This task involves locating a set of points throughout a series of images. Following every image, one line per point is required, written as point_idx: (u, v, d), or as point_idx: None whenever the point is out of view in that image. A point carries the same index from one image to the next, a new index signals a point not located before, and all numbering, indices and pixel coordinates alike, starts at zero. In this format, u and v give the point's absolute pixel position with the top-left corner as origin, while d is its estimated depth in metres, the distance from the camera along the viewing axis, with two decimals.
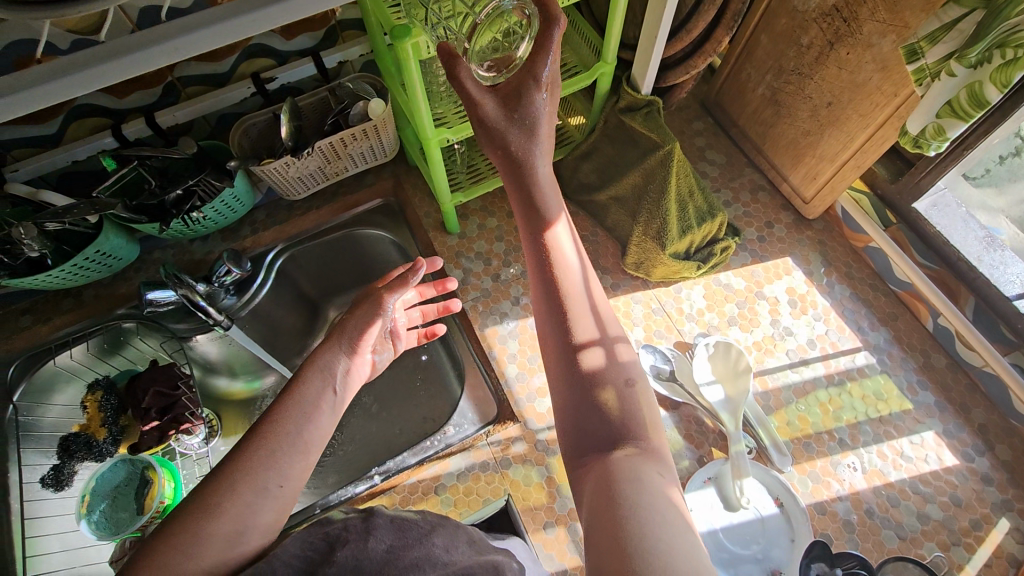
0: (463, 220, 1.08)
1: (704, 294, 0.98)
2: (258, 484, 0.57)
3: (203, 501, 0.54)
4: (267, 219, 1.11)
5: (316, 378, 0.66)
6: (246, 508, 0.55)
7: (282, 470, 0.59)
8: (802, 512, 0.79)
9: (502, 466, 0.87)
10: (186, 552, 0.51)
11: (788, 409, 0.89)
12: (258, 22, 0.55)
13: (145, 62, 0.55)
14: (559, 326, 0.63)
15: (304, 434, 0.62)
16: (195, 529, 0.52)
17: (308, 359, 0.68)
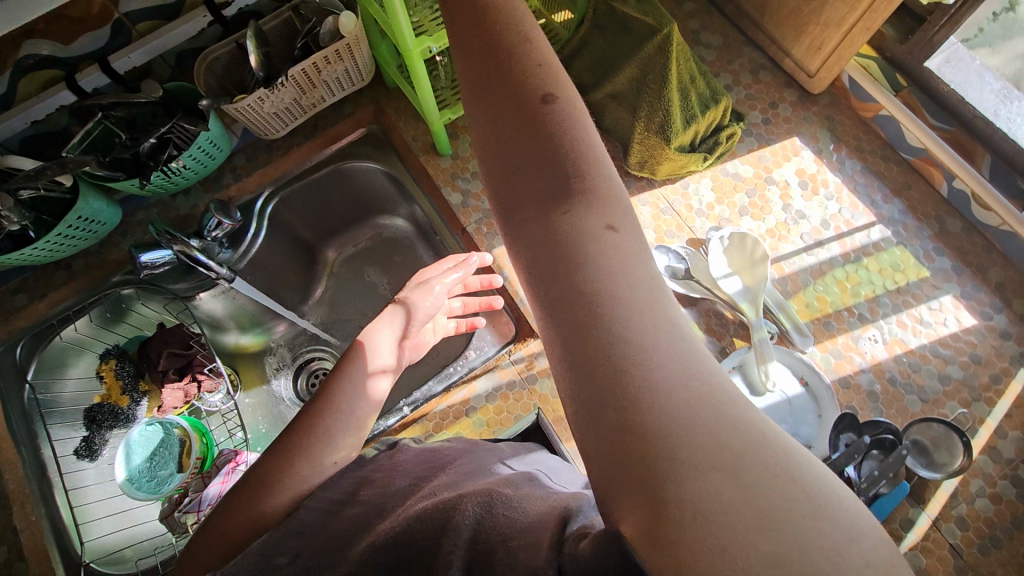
0: (454, 140, 1.03)
1: (712, 187, 0.95)
2: (316, 460, 0.57)
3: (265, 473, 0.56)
4: (248, 164, 1.05)
5: (366, 358, 0.64)
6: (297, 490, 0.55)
7: (332, 445, 0.58)
8: (827, 388, 0.81)
9: (528, 382, 0.88)
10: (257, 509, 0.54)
11: (807, 291, 0.88)
12: None
13: None
14: (490, 110, 0.51)
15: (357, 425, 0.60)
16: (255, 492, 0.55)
17: (356, 347, 0.65)
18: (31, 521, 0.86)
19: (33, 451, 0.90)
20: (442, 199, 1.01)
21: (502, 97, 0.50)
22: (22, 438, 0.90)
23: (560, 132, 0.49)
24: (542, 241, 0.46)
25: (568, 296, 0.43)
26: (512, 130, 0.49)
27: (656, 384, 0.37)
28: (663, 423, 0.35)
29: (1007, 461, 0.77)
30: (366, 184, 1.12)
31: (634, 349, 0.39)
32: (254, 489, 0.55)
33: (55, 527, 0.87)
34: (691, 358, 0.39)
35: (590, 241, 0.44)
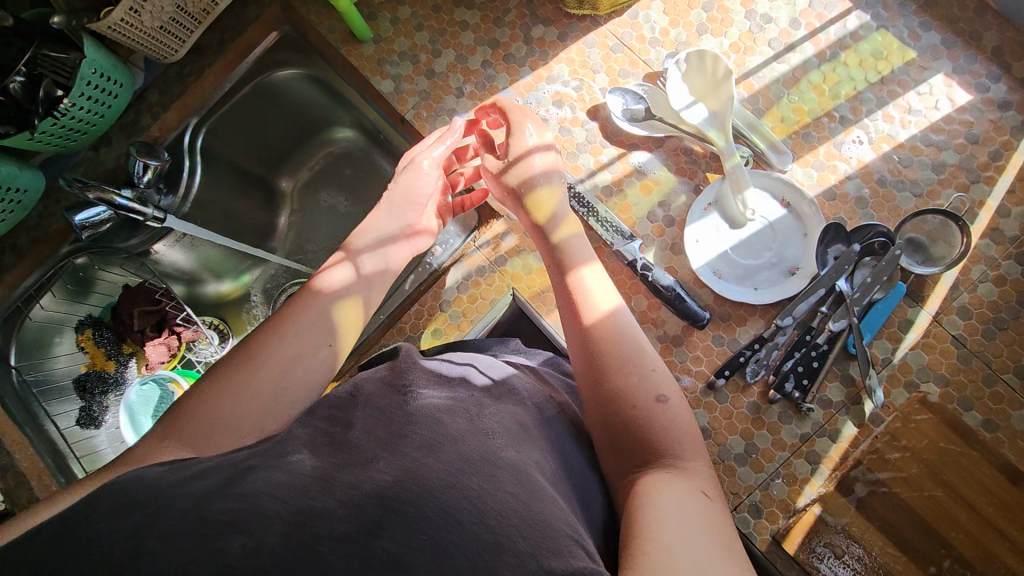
0: (371, 21, 0.92)
1: (664, 9, 0.84)
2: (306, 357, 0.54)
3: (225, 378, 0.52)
4: (163, 99, 0.97)
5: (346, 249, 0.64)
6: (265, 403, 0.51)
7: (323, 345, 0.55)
8: (810, 203, 0.75)
9: (499, 265, 0.85)
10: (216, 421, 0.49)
11: (781, 105, 0.80)
12: None
13: None
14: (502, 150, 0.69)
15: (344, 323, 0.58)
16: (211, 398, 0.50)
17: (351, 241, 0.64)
18: (54, 490, 0.89)
19: (37, 430, 0.91)
20: (373, 91, 0.92)
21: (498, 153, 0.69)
22: (24, 419, 0.91)
23: (532, 171, 0.67)
24: (590, 382, 0.53)
25: (608, 419, 0.51)
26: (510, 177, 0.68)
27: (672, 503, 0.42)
28: (665, 532, 0.40)
29: (1011, 241, 0.72)
30: (294, 95, 1.02)
31: (634, 374, 0.51)
32: (207, 398, 0.50)
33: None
34: (677, 407, 0.51)
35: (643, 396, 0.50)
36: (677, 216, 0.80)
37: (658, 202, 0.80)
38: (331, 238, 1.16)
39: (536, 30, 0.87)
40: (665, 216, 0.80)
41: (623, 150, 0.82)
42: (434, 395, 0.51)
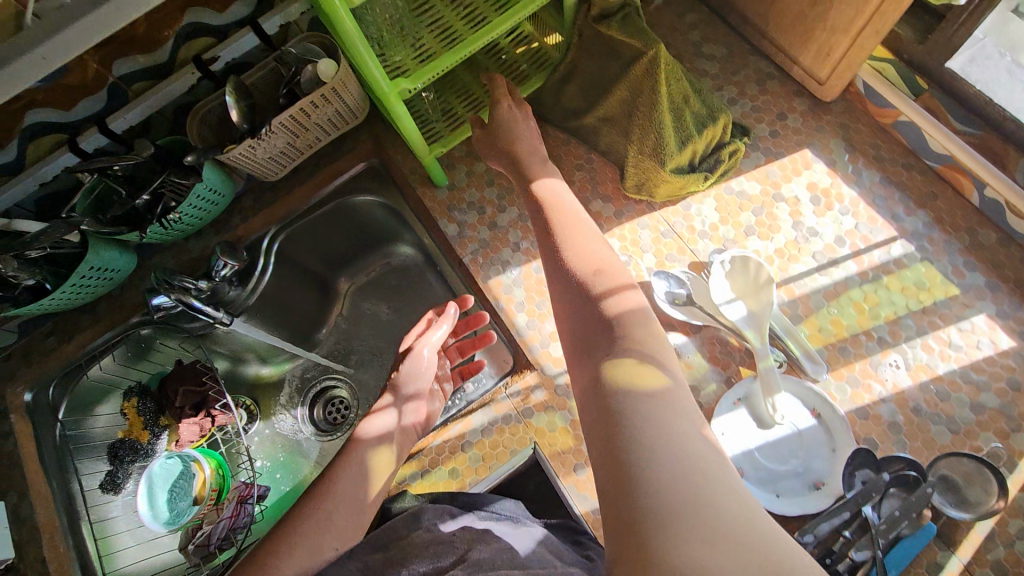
0: (449, 170, 1.02)
1: (715, 206, 0.91)
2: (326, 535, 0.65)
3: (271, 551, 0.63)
4: (255, 205, 1.09)
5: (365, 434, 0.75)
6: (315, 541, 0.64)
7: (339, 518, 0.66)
8: (840, 419, 0.75)
9: (525, 416, 0.86)
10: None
11: (819, 315, 0.82)
12: None
13: None
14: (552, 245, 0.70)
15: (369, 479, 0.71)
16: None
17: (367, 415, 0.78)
18: (59, 551, 0.91)
19: (61, 486, 0.96)
20: (438, 230, 1.01)
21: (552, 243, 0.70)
22: (54, 473, 0.96)
23: (628, 310, 0.62)
24: (568, 292, 0.65)
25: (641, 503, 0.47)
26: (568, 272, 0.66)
27: (657, 419, 0.51)
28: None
29: None
30: (369, 216, 1.13)
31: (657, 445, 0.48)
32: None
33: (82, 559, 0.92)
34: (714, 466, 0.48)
35: (617, 318, 0.61)
36: (706, 404, 0.81)
37: (689, 385, 0.82)
38: (372, 343, 1.22)
39: (595, 203, 0.95)
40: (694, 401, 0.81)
41: (660, 328, 0.85)
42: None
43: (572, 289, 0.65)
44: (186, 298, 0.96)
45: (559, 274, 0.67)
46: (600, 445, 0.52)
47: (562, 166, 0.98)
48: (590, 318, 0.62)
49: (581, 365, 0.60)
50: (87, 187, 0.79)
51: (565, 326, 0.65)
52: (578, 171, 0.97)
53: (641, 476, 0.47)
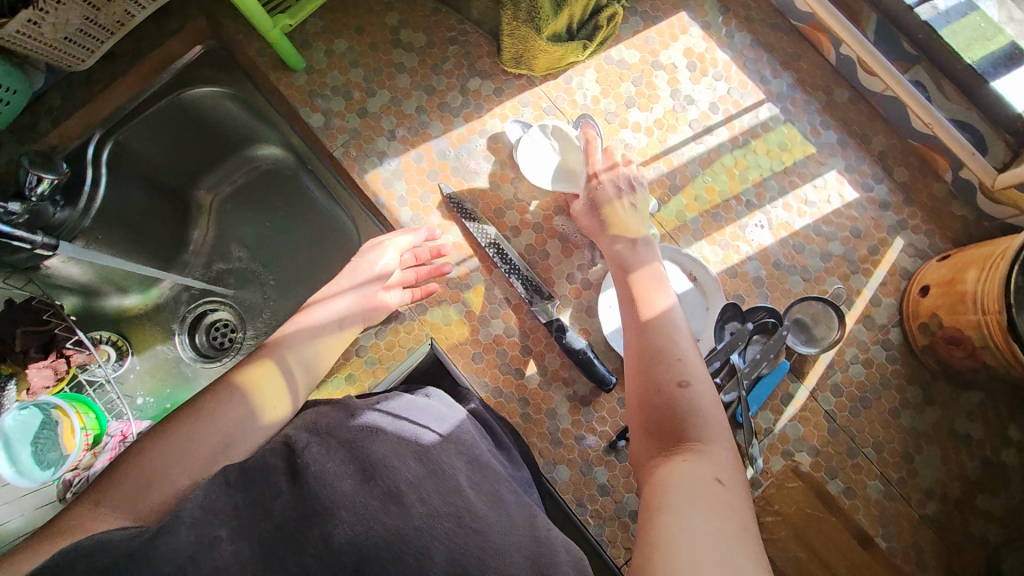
0: (305, 50, 0.89)
1: (596, 78, 0.87)
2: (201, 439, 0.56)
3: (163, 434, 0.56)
4: (66, 105, 0.91)
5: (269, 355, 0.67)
6: (228, 418, 0.59)
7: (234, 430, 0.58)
8: (715, 282, 0.80)
9: (419, 313, 0.84)
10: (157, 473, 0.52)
11: (695, 183, 0.85)
12: None
13: None
14: (639, 354, 0.63)
15: (279, 379, 0.65)
16: (143, 464, 0.53)
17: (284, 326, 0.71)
18: None
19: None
20: (302, 122, 0.89)
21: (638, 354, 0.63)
22: None
23: (679, 375, 0.59)
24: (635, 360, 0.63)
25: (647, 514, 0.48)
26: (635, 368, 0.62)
27: (683, 476, 0.49)
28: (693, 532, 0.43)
29: (879, 329, 0.81)
30: (215, 113, 0.97)
31: (697, 471, 0.50)
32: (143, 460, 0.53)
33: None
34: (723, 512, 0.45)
35: (675, 425, 0.55)
36: (595, 280, 0.83)
37: (577, 265, 0.84)
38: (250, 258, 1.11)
39: (473, 82, 0.88)
40: (584, 279, 0.83)
41: (548, 211, 0.85)
42: (321, 453, 0.48)
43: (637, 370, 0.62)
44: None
45: (642, 357, 0.62)
46: (655, 488, 0.50)
47: (434, 40, 0.89)
48: (651, 390, 0.59)
49: (636, 371, 0.62)
50: None
51: (631, 396, 0.61)
52: (452, 45, 0.89)
53: (665, 507, 0.47)
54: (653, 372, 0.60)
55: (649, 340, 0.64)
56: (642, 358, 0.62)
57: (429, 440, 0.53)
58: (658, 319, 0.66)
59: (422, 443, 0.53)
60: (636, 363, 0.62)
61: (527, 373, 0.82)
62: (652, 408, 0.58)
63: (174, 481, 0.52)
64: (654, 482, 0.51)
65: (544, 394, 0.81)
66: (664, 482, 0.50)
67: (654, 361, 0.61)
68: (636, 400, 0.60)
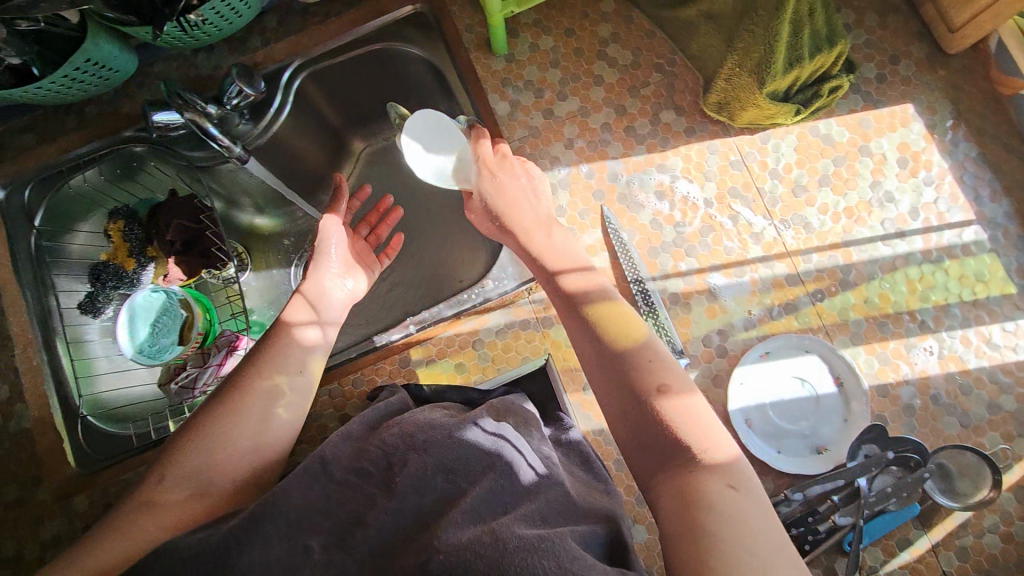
0: (511, 38, 0.89)
1: (795, 146, 0.82)
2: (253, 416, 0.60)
3: (209, 416, 0.59)
4: (279, 29, 0.94)
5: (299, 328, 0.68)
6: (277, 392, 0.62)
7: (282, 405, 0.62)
8: (863, 395, 0.75)
9: (544, 325, 0.83)
10: (203, 469, 0.55)
11: (870, 285, 0.79)
12: None
13: None
14: (604, 352, 0.56)
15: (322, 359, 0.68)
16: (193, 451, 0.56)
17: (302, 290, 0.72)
18: (32, 366, 0.87)
19: (52, 351, 0.88)
20: (486, 106, 0.89)
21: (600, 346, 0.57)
22: (29, 286, 0.89)
23: (656, 368, 0.54)
24: (616, 364, 0.55)
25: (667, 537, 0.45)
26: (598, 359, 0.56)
27: (686, 494, 0.46)
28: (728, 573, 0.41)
29: None
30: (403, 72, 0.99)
31: (703, 481, 0.47)
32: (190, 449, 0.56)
33: (58, 396, 0.86)
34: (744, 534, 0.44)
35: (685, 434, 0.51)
36: (732, 351, 0.79)
37: (717, 329, 0.79)
38: None
39: (667, 114, 0.85)
40: (721, 346, 0.79)
41: (704, 266, 0.81)
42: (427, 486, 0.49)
43: (626, 375, 0.54)
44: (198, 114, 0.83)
45: (600, 357, 0.56)
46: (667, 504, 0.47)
47: (639, 62, 0.87)
48: (638, 391, 0.53)
49: (618, 368, 0.55)
50: None
51: (601, 395, 0.56)
52: (656, 72, 0.86)
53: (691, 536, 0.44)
54: (617, 368, 0.55)
55: (595, 335, 0.57)
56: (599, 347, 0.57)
57: (540, 485, 0.52)
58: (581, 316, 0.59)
59: (527, 479, 0.52)
60: (590, 355, 0.57)
61: None
62: (638, 413, 0.52)
63: (234, 460, 0.57)
64: (657, 500, 0.48)
65: None
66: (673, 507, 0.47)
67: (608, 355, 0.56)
68: (609, 400, 0.55)
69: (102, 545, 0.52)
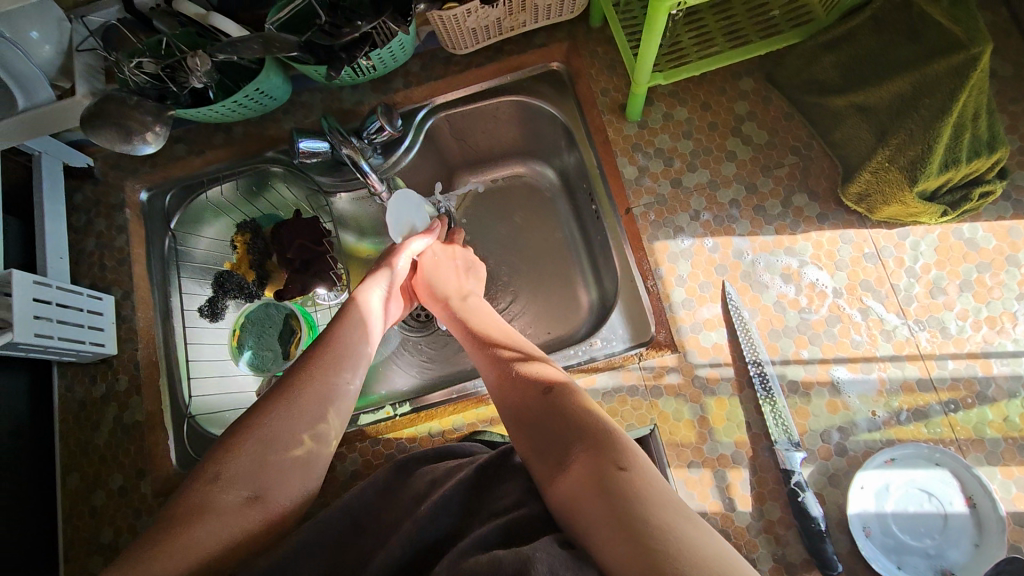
0: (646, 106, 0.92)
1: (936, 246, 0.81)
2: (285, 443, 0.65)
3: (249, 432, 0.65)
4: (421, 74, 0.97)
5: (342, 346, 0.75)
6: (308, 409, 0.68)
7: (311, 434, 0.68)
8: (1000, 521, 0.68)
9: (652, 395, 0.80)
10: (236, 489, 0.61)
11: (1010, 403, 0.74)
12: None
13: None
14: (524, 421, 0.67)
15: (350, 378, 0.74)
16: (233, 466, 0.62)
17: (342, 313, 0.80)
18: (152, 364, 0.90)
19: (167, 347, 0.93)
20: (614, 168, 0.91)
21: (527, 418, 0.67)
22: (157, 284, 0.95)
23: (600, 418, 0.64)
24: (555, 422, 0.64)
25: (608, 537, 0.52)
26: (541, 420, 0.66)
27: (618, 502, 0.53)
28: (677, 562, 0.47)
29: None
30: (531, 124, 1.02)
31: (650, 498, 0.53)
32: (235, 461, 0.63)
33: (168, 389, 0.91)
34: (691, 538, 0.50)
35: (564, 468, 0.59)
36: (851, 451, 0.75)
37: (838, 425, 0.76)
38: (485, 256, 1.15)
39: (800, 197, 0.85)
40: (840, 444, 0.75)
41: (828, 356, 0.79)
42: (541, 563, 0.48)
43: (563, 428, 0.64)
44: (354, 152, 0.88)
45: (534, 423, 0.66)
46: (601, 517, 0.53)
47: (776, 143, 0.88)
48: (560, 442, 0.62)
49: (527, 434, 0.66)
50: (292, 4, 0.68)
51: (530, 449, 0.65)
52: (792, 154, 0.87)
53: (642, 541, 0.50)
54: (565, 422, 0.64)
55: (531, 407, 0.68)
56: (534, 415, 0.67)
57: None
58: (518, 389, 0.70)
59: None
60: (537, 410, 0.67)
61: (740, 508, 0.75)
62: (559, 457, 0.61)
63: (271, 483, 0.63)
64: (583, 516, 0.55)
65: (750, 540, 0.73)
66: (601, 524, 0.53)
67: (556, 416, 0.65)
68: (548, 447, 0.63)
69: (162, 547, 0.57)
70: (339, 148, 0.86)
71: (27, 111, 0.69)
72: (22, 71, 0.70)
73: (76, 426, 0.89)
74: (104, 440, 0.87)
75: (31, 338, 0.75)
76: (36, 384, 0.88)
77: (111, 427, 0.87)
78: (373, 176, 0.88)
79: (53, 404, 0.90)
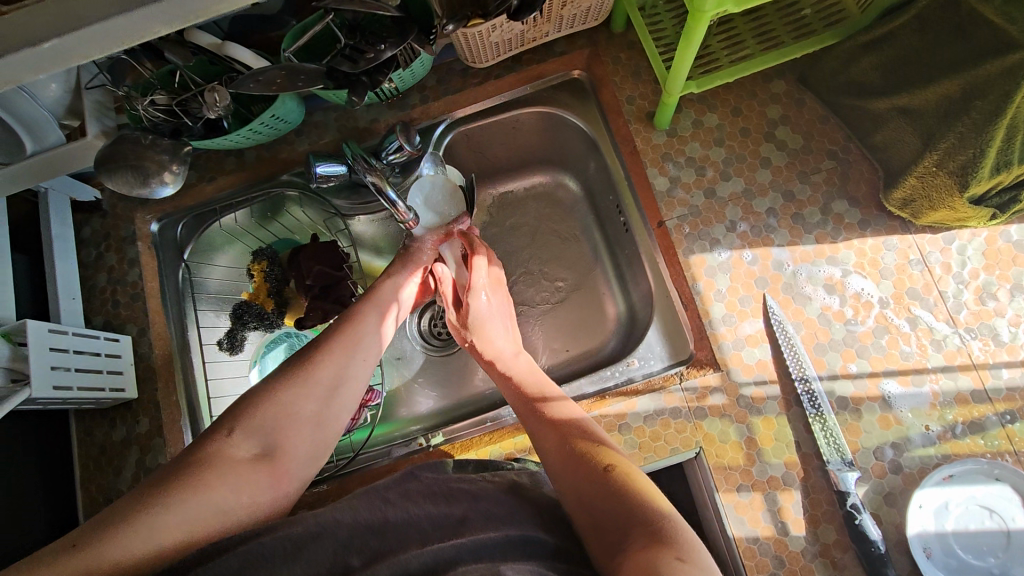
0: (674, 113, 0.89)
1: (983, 250, 0.78)
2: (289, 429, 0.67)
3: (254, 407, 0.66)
4: (438, 88, 0.94)
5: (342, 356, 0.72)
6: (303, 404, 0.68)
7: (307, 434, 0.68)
8: None
9: (696, 417, 0.77)
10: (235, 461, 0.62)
11: None
12: (137, 22, 0.44)
13: (119, 33, 0.44)
14: (578, 489, 0.64)
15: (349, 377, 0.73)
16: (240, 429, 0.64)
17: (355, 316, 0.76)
18: (172, 402, 0.87)
19: (188, 384, 0.89)
20: (644, 179, 0.87)
21: (584, 483, 0.64)
22: (174, 317, 0.92)
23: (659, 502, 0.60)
24: (612, 508, 0.60)
25: None
26: (595, 490, 0.62)
27: None
28: None
29: None
30: (553, 134, 0.99)
31: None
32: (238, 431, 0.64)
33: (192, 429, 0.87)
34: None
35: (619, 550, 0.56)
36: (906, 468, 0.73)
37: (891, 442, 0.74)
38: None
39: (839, 203, 0.83)
40: (894, 461, 0.73)
41: (877, 370, 0.76)
42: None
43: (620, 513, 0.59)
44: (380, 180, 0.84)
45: (589, 495, 0.63)
46: None
47: (811, 147, 0.85)
48: (616, 521, 0.59)
49: (583, 503, 0.63)
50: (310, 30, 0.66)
51: (585, 523, 0.62)
52: (829, 159, 0.85)
53: None
54: (621, 498, 0.60)
55: (586, 474, 0.64)
56: (589, 485, 0.63)
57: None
58: (574, 452, 0.67)
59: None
60: (591, 481, 0.63)
61: (793, 533, 0.72)
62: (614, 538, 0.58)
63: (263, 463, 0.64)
64: None
65: (805, 565, 0.71)
66: None
67: (614, 491, 0.61)
68: (604, 525, 0.60)
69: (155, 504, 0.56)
70: (364, 175, 0.83)
71: (36, 156, 0.70)
72: (29, 114, 0.69)
73: (97, 472, 0.85)
74: (128, 485, 0.84)
75: (48, 390, 0.73)
76: (54, 430, 0.84)
77: (134, 472, 0.84)
78: (401, 202, 0.84)
79: (72, 449, 0.86)
